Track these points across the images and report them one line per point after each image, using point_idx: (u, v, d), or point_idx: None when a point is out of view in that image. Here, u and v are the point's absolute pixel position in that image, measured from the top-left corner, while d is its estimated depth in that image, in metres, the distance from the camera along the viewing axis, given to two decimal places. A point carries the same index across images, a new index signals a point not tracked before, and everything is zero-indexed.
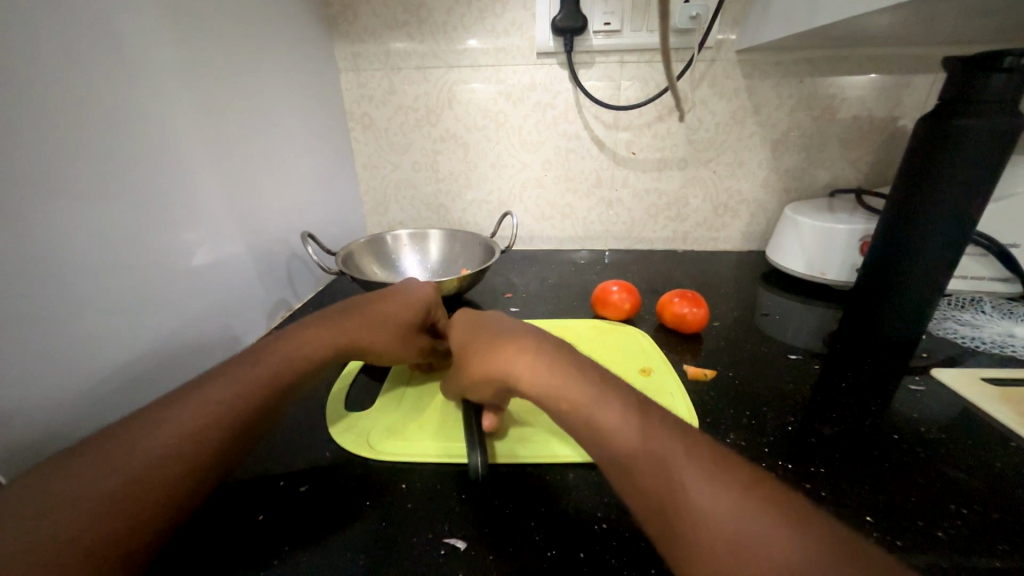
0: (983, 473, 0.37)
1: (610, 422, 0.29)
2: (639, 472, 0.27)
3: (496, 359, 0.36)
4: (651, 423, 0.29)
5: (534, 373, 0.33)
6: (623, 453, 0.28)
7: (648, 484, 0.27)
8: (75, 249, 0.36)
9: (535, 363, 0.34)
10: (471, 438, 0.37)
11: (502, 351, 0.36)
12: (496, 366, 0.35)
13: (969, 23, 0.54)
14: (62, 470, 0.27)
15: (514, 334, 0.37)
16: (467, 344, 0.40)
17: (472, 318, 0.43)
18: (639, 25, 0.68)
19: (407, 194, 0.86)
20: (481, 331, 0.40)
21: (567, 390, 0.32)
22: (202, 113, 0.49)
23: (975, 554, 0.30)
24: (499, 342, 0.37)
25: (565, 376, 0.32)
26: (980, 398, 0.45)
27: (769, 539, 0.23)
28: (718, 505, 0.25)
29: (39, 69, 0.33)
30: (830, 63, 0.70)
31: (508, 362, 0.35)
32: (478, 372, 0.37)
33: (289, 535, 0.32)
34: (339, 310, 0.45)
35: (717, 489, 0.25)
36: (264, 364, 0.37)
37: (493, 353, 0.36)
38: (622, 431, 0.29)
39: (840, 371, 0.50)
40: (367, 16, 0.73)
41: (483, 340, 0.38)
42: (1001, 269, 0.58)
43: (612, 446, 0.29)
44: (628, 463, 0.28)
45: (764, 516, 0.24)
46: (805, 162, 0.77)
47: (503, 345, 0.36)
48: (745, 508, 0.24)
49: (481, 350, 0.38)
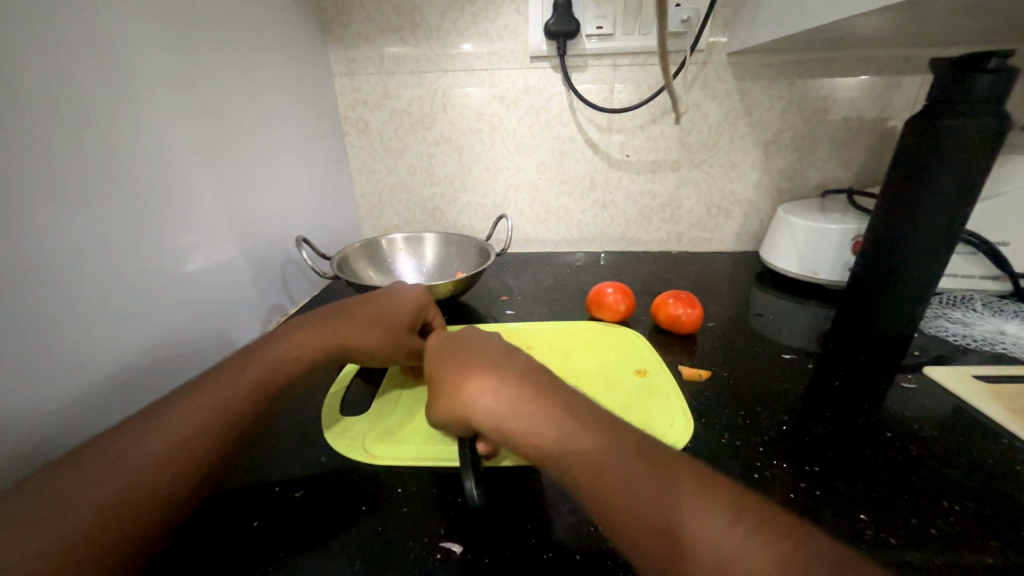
0: (974, 470, 0.37)
1: (589, 446, 0.29)
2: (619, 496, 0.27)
3: (464, 400, 0.34)
4: (626, 443, 0.30)
5: (510, 412, 0.32)
6: (601, 478, 0.28)
7: (629, 508, 0.27)
8: (69, 256, 0.36)
9: (505, 404, 0.32)
10: (466, 463, 0.33)
11: (471, 389, 0.34)
12: (465, 409, 0.33)
13: (954, 25, 0.55)
14: (54, 478, 0.27)
15: (479, 366, 0.36)
16: (438, 373, 0.38)
17: (447, 337, 0.43)
18: (631, 28, 0.69)
19: (402, 198, 0.86)
20: (446, 359, 0.39)
21: (541, 421, 0.31)
22: (196, 121, 0.50)
23: (969, 551, 0.31)
24: (461, 381, 0.35)
25: (540, 411, 0.31)
26: (972, 395, 0.45)
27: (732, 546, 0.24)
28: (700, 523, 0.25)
29: (31, 77, 0.33)
30: (820, 65, 0.71)
31: (478, 399, 0.33)
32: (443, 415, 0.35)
33: (285, 541, 0.32)
34: (330, 313, 0.45)
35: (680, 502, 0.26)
36: (255, 368, 0.37)
37: (466, 380, 0.35)
38: (600, 455, 0.29)
39: (833, 370, 0.50)
40: (361, 21, 0.73)
41: (450, 371, 0.37)
42: (990, 267, 0.59)
43: (591, 471, 0.28)
44: (606, 490, 0.28)
45: (744, 531, 0.25)
46: (797, 163, 0.77)
47: (468, 383, 0.34)
48: (725, 524, 0.25)
49: (456, 375, 0.36)
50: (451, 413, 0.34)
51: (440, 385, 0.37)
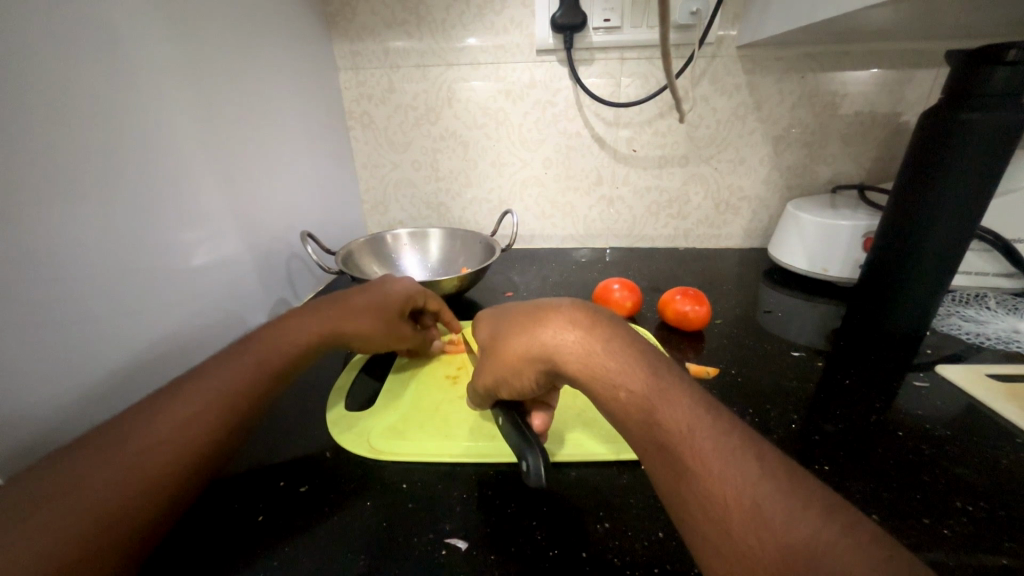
0: (988, 471, 0.36)
1: (653, 399, 0.28)
2: (667, 447, 0.26)
3: (543, 333, 0.32)
4: (697, 404, 0.28)
5: (591, 353, 0.31)
6: (656, 426, 0.27)
7: (676, 457, 0.26)
8: (75, 251, 0.36)
9: (589, 341, 0.31)
10: (527, 438, 0.33)
11: (553, 323, 0.33)
12: (544, 340, 0.32)
13: (970, 17, 0.54)
14: (57, 465, 0.27)
15: (559, 304, 0.34)
16: (503, 324, 0.37)
17: (496, 309, 0.40)
18: (639, 21, 0.68)
19: (407, 193, 0.86)
20: (516, 307, 0.38)
21: (620, 372, 0.29)
22: (201, 112, 0.49)
23: (982, 552, 0.30)
24: (541, 315, 0.34)
25: (622, 356, 0.30)
26: (986, 394, 0.44)
27: (789, 522, 0.22)
28: (750, 487, 0.24)
29: (34, 68, 0.33)
30: (832, 58, 0.69)
31: (558, 333, 0.32)
32: (514, 352, 0.34)
33: (288, 536, 0.32)
34: (325, 300, 0.45)
35: (739, 469, 0.24)
36: (252, 353, 0.37)
37: (535, 329, 0.33)
38: (662, 407, 0.28)
39: (843, 368, 0.50)
40: (367, 15, 0.73)
41: (522, 317, 0.35)
42: (1005, 265, 0.58)
43: (648, 418, 0.28)
44: (668, 444, 0.26)
45: (797, 515, 0.22)
46: (806, 158, 0.76)
47: (548, 320, 0.33)
48: (779, 495, 0.23)
49: (523, 322, 0.35)
50: (529, 352, 0.33)
51: (512, 325, 0.35)
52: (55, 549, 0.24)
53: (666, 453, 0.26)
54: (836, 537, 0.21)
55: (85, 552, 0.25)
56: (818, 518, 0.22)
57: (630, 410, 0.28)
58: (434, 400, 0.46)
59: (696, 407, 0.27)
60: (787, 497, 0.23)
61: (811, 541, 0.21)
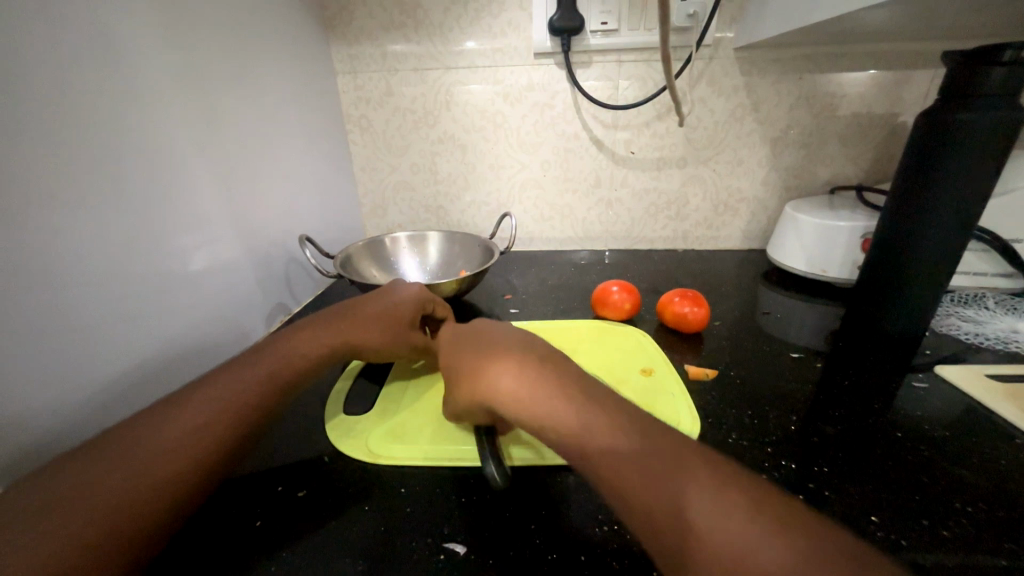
0: (988, 472, 0.36)
1: (608, 435, 0.30)
2: (631, 486, 0.28)
3: (483, 384, 0.37)
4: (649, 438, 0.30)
5: (525, 392, 0.34)
6: (620, 469, 0.29)
7: (646, 500, 0.27)
8: (77, 257, 0.36)
9: (517, 387, 0.35)
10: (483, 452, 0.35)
11: (492, 373, 0.37)
12: (483, 391, 0.36)
13: (968, 17, 0.54)
14: (65, 471, 0.27)
15: (501, 354, 0.39)
16: (455, 367, 0.41)
17: (454, 339, 0.44)
18: (636, 24, 0.68)
19: (406, 196, 0.86)
20: (470, 345, 0.42)
21: (562, 415, 0.32)
22: (199, 119, 0.50)
23: (982, 554, 0.30)
24: (483, 364, 0.38)
25: (553, 395, 0.33)
26: (985, 394, 0.44)
27: (755, 545, 0.24)
28: (716, 517, 0.25)
29: (35, 75, 0.33)
30: (829, 59, 0.69)
31: (494, 385, 0.36)
32: (462, 395, 0.38)
33: (286, 540, 0.32)
34: (333, 313, 0.46)
35: (701, 498, 0.26)
36: (261, 364, 0.38)
37: (474, 378, 0.38)
38: (622, 449, 0.29)
39: (842, 369, 0.50)
40: (364, 19, 0.73)
41: (466, 364, 0.40)
42: (1004, 265, 0.58)
43: (611, 463, 0.29)
44: (632, 486, 0.28)
45: (760, 534, 0.24)
46: (805, 159, 0.76)
47: (486, 369, 0.37)
48: (740, 517, 0.25)
49: (466, 371, 0.39)
50: (473, 397, 0.37)
51: (460, 370, 0.40)
52: (63, 552, 0.24)
53: (636, 498, 0.28)
54: (797, 555, 0.23)
55: (92, 556, 0.25)
56: (778, 536, 0.24)
57: (594, 457, 0.30)
58: (431, 403, 0.46)
59: (650, 444, 0.29)
60: (747, 519, 0.25)
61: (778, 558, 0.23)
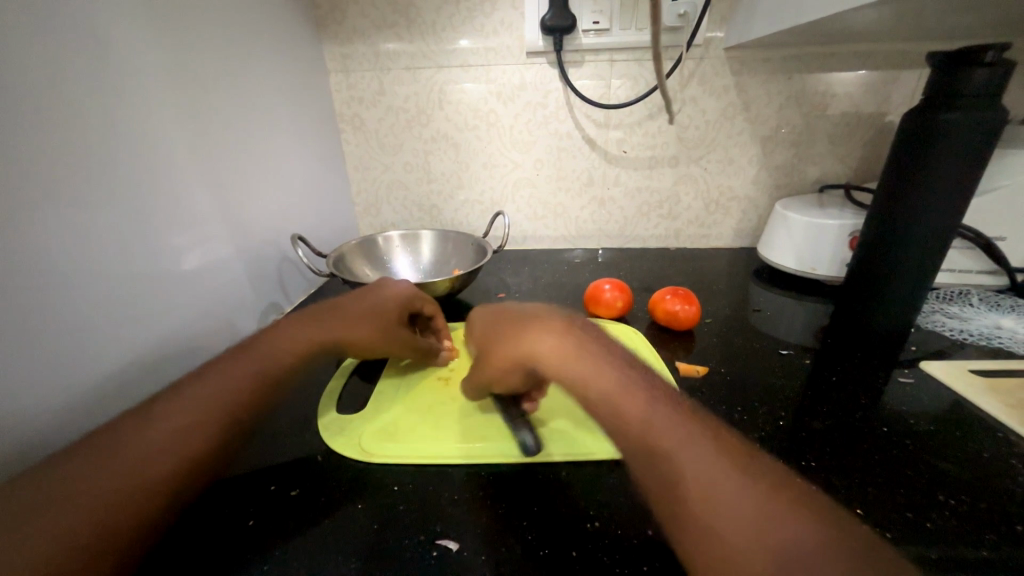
0: (971, 465, 0.37)
1: (640, 409, 0.31)
2: (660, 457, 0.29)
3: (525, 344, 0.38)
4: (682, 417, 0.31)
5: (565, 354, 0.36)
6: (652, 439, 0.29)
7: (673, 471, 0.28)
8: (67, 255, 0.36)
9: (562, 350, 0.36)
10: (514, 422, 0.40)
11: (535, 336, 0.38)
12: (525, 349, 0.38)
13: (953, 19, 0.54)
14: (57, 468, 0.27)
15: (545, 322, 0.40)
16: (491, 338, 0.42)
17: (492, 315, 0.45)
18: (628, 24, 0.69)
19: (399, 195, 0.86)
20: (503, 320, 0.43)
21: (602, 380, 0.33)
22: (192, 117, 0.49)
23: (964, 545, 0.31)
24: (524, 329, 0.40)
25: (595, 364, 0.35)
26: (968, 389, 0.45)
27: (780, 528, 0.24)
28: (743, 498, 0.26)
29: (26, 74, 0.33)
30: (818, 59, 0.70)
31: (537, 343, 0.38)
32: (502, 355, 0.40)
33: (279, 540, 0.32)
34: (322, 307, 0.46)
35: (730, 479, 0.26)
36: (249, 358, 0.37)
37: (516, 340, 0.39)
38: (655, 422, 0.30)
39: (830, 365, 0.50)
40: (356, 17, 0.73)
41: (503, 335, 0.41)
42: (987, 262, 0.59)
43: (643, 432, 0.30)
44: (662, 456, 0.29)
45: (786, 519, 0.24)
46: (794, 159, 0.77)
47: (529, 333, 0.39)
48: (766, 501, 0.25)
49: (506, 338, 0.40)
50: (514, 357, 0.39)
51: (499, 336, 0.41)
52: (58, 550, 0.24)
53: (664, 467, 0.28)
54: (820, 543, 0.23)
55: (83, 553, 0.25)
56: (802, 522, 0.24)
57: (627, 426, 0.31)
58: (425, 402, 0.46)
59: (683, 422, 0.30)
60: (774, 505, 0.25)
61: (802, 543, 0.23)
